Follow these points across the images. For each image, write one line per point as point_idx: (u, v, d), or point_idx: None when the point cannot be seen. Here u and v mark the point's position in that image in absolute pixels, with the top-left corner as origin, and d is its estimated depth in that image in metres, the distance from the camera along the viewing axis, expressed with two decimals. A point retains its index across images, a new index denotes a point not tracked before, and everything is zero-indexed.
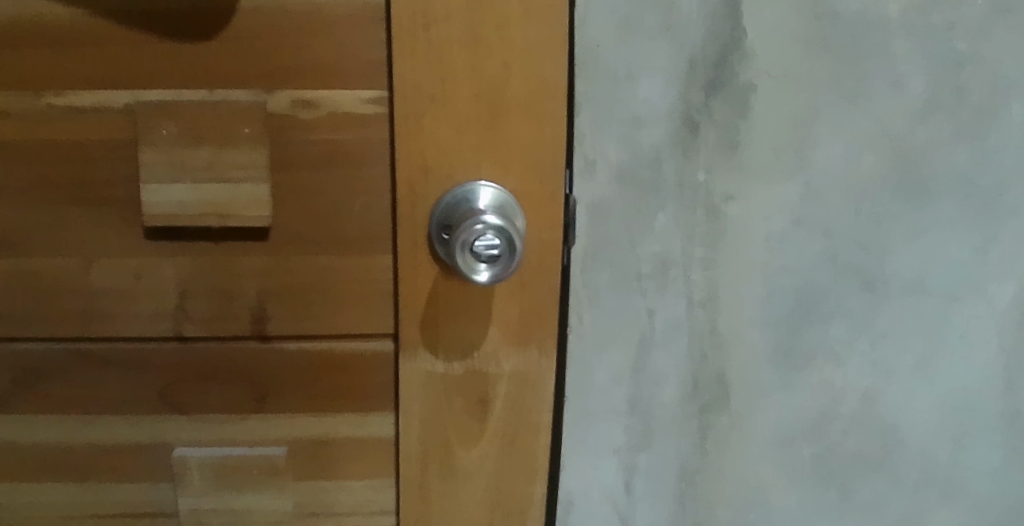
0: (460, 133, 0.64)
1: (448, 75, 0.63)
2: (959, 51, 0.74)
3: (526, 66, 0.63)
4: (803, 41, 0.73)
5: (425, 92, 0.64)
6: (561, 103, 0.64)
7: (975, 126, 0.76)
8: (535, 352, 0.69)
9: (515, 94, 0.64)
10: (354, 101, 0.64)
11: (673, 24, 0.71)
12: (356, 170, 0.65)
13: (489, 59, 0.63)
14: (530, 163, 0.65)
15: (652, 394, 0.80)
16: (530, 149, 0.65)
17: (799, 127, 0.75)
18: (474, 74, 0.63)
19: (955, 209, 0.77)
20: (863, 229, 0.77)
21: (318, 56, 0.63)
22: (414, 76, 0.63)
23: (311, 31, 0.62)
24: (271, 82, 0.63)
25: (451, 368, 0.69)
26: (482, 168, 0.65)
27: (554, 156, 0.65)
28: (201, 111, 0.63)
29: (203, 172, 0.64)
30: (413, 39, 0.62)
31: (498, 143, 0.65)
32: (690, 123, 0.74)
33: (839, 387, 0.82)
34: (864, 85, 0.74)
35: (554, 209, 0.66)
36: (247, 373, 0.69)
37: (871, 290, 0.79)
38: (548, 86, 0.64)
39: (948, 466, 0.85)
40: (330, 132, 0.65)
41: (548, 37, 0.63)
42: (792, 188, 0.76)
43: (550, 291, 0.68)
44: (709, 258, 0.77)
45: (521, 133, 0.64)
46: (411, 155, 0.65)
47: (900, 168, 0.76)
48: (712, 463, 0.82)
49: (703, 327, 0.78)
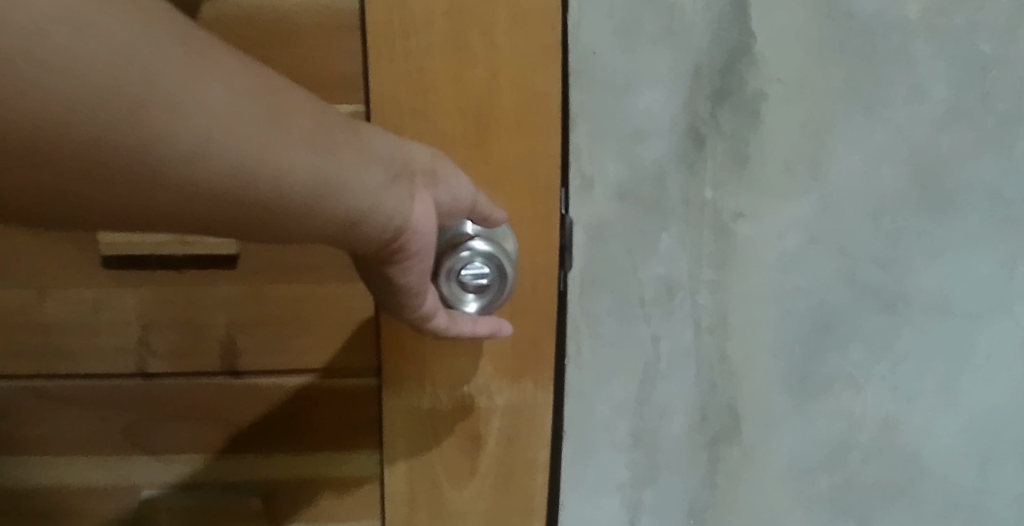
0: (445, 150, 0.59)
1: (431, 86, 0.58)
2: (983, 53, 0.69)
3: (515, 76, 0.58)
4: (816, 44, 0.69)
5: (406, 105, 0.58)
6: (554, 117, 0.59)
7: (1000, 134, 0.70)
8: (531, 384, 0.64)
9: (505, 106, 0.59)
10: None
11: (676, 28, 0.68)
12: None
13: (475, 70, 0.58)
14: (522, 183, 0.60)
15: (659, 427, 0.75)
16: (521, 166, 0.60)
17: (814, 139, 0.70)
18: (459, 85, 0.58)
19: (980, 224, 0.72)
20: (882, 245, 0.72)
21: (289, 69, 0.59)
22: (392, 89, 0.58)
23: (280, 44, 0.59)
24: None
25: (439, 404, 0.64)
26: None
27: (547, 174, 0.60)
28: None
29: None
30: (391, 48, 0.58)
31: (486, 160, 0.59)
32: (695, 136, 0.70)
33: (857, 414, 0.76)
34: (881, 92, 0.69)
35: (549, 234, 0.61)
36: (219, 412, 0.65)
37: (892, 311, 0.73)
38: (539, 98, 0.59)
39: (974, 494, 0.77)
40: None
41: (538, 45, 0.58)
42: (807, 204, 0.71)
43: (544, 322, 0.62)
44: (719, 281, 0.73)
45: (511, 150, 0.59)
46: None
47: (921, 179, 0.71)
48: (723, 497, 0.77)
49: (712, 354, 0.74)
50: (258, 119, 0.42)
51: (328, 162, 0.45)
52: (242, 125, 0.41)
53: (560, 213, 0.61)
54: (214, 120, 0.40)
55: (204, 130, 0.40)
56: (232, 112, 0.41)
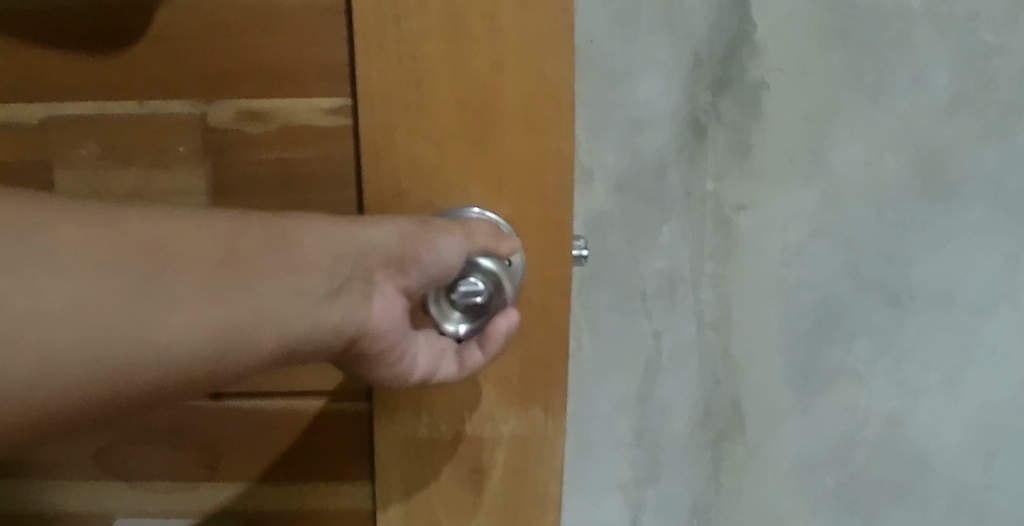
0: (443, 150, 0.55)
1: (426, 82, 0.54)
2: (985, 43, 0.67)
3: (520, 67, 0.53)
4: (817, 32, 0.67)
5: (398, 102, 0.54)
6: (564, 110, 0.54)
7: (1004, 124, 0.68)
8: (541, 414, 0.59)
9: (512, 100, 0.54)
10: (313, 110, 0.56)
11: (675, 15, 0.68)
12: (312, 194, 0.57)
13: (476, 57, 0.53)
14: (530, 184, 0.55)
15: (661, 424, 0.74)
16: (531, 166, 0.55)
17: (817, 129, 0.69)
18: (458, 77, 0.53)
19: (986, 215, 0.70)
20: (888, 238, 0.71)
21: (273, 57, 0.55)
22: (378, 82, 0.54)
23: (248, 29, 0.55)
24: (221, 91, 0.56)
25: (437, 433, 0.60)
26: (472, 189, 0.55)
27: (557, 175, 0.55)
28: (123, 126, 0.57)
29: (131, 197, 0.58)
30: (379, 35, 0.53)
31: (489, 159, 0.55)
32: (696, 126, 0.70)
33: (862, 410, 0.74)
34: (884, 81, 0.68)
35: (559, 241, 0.56)
36: (197, 436, 0.63)
37: (896, 304, 0.72)
38: (547, 92, 0.53)
39: (982, 490, 0.76)
40: (286, 150, 0.57)
41: (546, 30, 0.52)
42: (809, 195, 0.70)
43: (553, 337, 0.57)
44: (720, 274, 0.72)
45: (516, 148, 0.54)
46: (381, 179, 0.55)
47: (924, 170, 0.69)
48: (727, 496, 0.76)
49: (715, 349, 0.73)
50: (127, 294, 0.41)
51: (258, 293, 0.44)
52: (116, 311, 0.40)
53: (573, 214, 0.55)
54: (66, 309, 0.39)
55: (73, 319, 0.39)
56: (100, 290, 0.40)
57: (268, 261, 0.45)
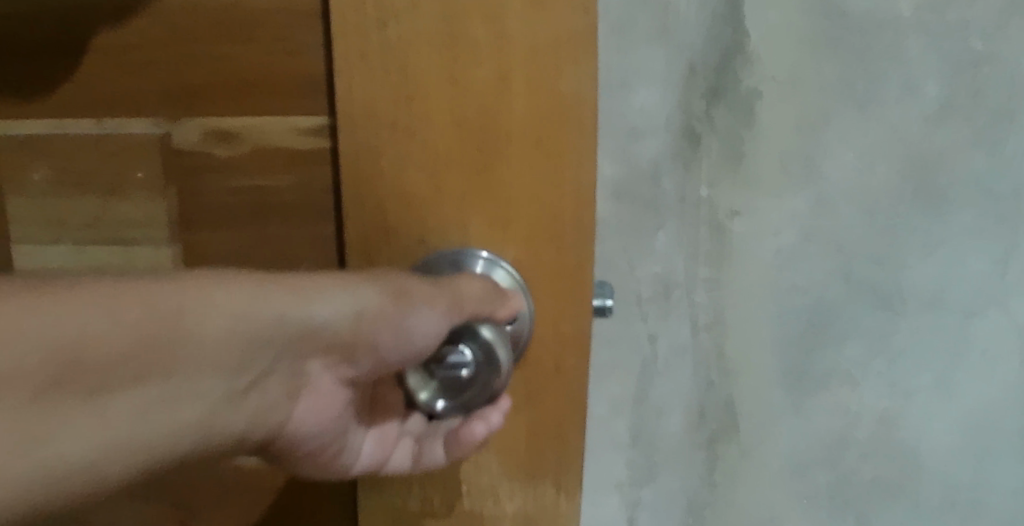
0: (437, 176, 0.56)
1: (421, 101, 0.54)
2: (975, 50, 0.69)
3: (526, 84, 0.54)
4: (810, 41, 0.69)
5: (392, 122, 0.55)
6: (570, 127, 0.54)
7: (993, 130, 0.70)
8: (550, 489, 0.60)
9: (520, 132, 0.54)
10: (286, 131, 0.60)
11: (669, 25, 0.69)
12: (281, 226, 0.61)
13: (478, 71, 0.54)
14: (531, 212, 0.56)
15: (656, 425, 0.76)
16: (532, 193, 0.55)
17: (809, 136, 0.70)
18: (458, 95, 0.54)
19: (974, 219, 0.72)
20: (878, 243, 0.72)
21: (238, 75, 0.59)
22: (372, 98, 0.55)
23: (226, 42, 0.59)
24: (187, 109, 0.60)
25: (432, 507, 0.62)
26: (473, 220, 0.56)
27: (560, 200, 0.55)
28: (89, 146, 0.61)
29: (92, 228, 0.63)
30: (367, 44, 0.54)
31: (490, 187, 0.55)
32: (691, 134, 0.71)
33: (855, 411, 0.76)
34: (875, 89, 0.69)
35: (571, 283, 0.57)
36: (170, 492, 0.66)
37: (888, 307, 0.74)
38: (552, 110, 0.54)
39: (973, 489, 0.78)
40: (253, 174, 0.61)
41: (549, 35, 0.53)
42: (802, 201, 0.72)
43: (552, 382, 0.58)
44: (714, 279, 0.73)
45: (518, 173, 0.55)
46: (372, 208, 0.57)
47: (915, 175, 0.71)
48: (722, 495, 0.78)
49: (709, 351, 0.75)
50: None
51: (128, 407, 0.44)
52: None
53: (575, 231, 0.56)
54: None
55: None
56: None
57: (147, 356, 0.44)
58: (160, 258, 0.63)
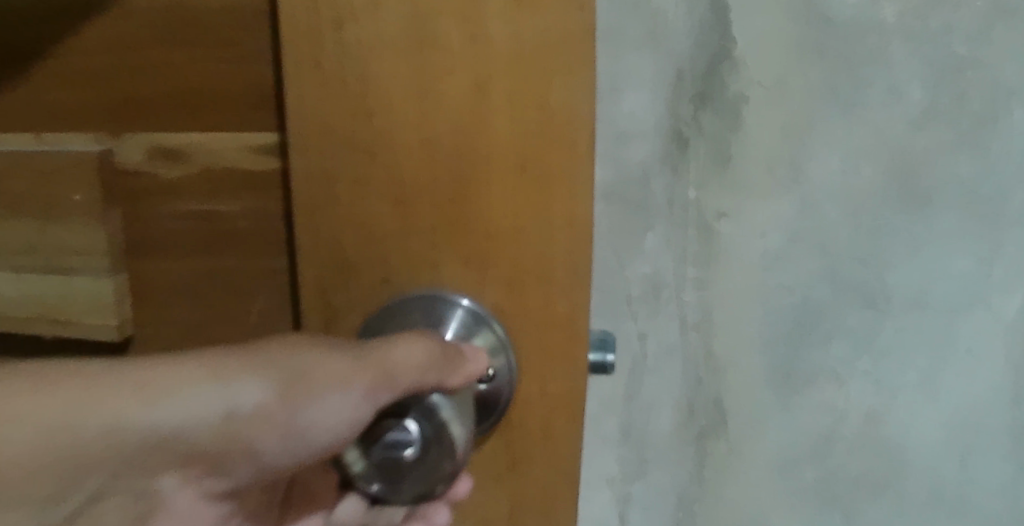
0: (402, 203, 0.51)
1: (384, 119, 0.50)
2: (959, 55, 0.70)
3: (501, 98, 0.49)
4: (795, 46, 0.70)
5: (355, 141, 0.51)
6: (554, 145, 0.49)
7: (975, 134, 0.71)
8: None
9: (499, 160, 0.50)
10: (239, 149, 0.58)
11: (659, 32, 0.71)
12: (233, 249, 0.60)
13: (447, 82, 0.49)
14: (508, 242, 0.51)
15: (646, 422, 0.78)
16: (509, 220, 0.51)
17: (795, 139, 0.72)
18: (424, 112, 0.49)
19: (957, 221, 0.73)
20: (863, 244, 0.74)
21: (191, 87, 0.57)
22: (330, 115, 0.50)
23: (182, 46, 0.57)
24: (141, 124, 0.59)
25: None
26: (446, 252, 0.52)
27: (541, 227, 0.51)
28: (30, 162, 0.58)
29: (25, 251, 0.59)
30: (324, 54, 0.50)
31: (461, 214, 0.51)
32: (679, 137, 0.73)
33: (841, 409, 0.78)
34: (860, 93, 0.71)
35: (555, 319, 0.53)
36: None
37: (873, 306, 0.75)
38: (531, 128, 0.49)
39: (957, 485, 0.79)
40: (207, 195, 0.59)
41: (534, 40, 0.48)
42: (788, 203, 0.73)
43: (538, 424, 0.54)
44: (703, 279, 0.75)
45: (492, 198, 0.50)
46: (333, 236, 0.52)
47: (899, 178, 0.72)
48: (711, 491, 0.80)
49: (698, 349, 0.76)
50: None
51: None
52: None
53: (562, 259, 0.51)
54: None
55: None
56: None
57: None
58: (98, 289, 0.59)
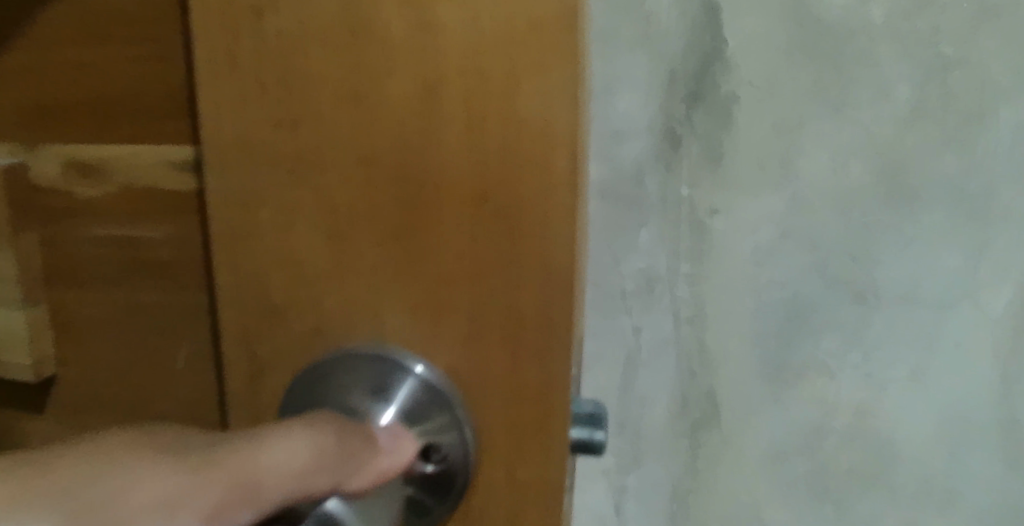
0: (339, 229, 0.48)
1: (318, 136, 0.46)
2: (945, 55, 0.71)
3: (448, 112, 0.45)
4: (784, 47, 0.72)
5: (286, 160, 0.47)
6: (512, 163, 0.45)
7: (963, 132, 0.73)
8: None
9: (440, 208, 0.46)
10: (157, 164, 0.56)
11: (652, 33, 0.73)
12: (153, 273, 0.58)
13: (388, 93, 0.45)
14: (458, 273, 0.47)
15: (641, 414, 0.80)
16: (454, 249, 0.47)
17: (785, 138, 0.74)
18: (362, 127, 0.46)
19: (945, 219, 0.75)
20: (853, 241, 0.76)
21: (98, 92, 0.56)
22: (259, 130, 0.47)
23: (100, 44, 0.55)
24: (55, 137, 0.58)
25: None
26: (385, 302, 0.48)
27: (496, 256, 0.46)
28: None
29: None
30: (254, 61, 0.46)
31: (401, 242, 0.47)
32: (671, 135, 0.75)
33: (831, 402, 0.80)
34: (849, 93, 0.73)
35: (514, 360, 0.48)
36: None
37: (863, 302, 0.77)
38: (483, 144, 0.45)
39: (946, 478, 0.81)
40: (121, 212, 0.58)
41: (497, 38, 0.43)
42: (779, 200, 0.75)
43: (503, 481, 0.50)
44: (696, 274, 0.77)
45: (436, 224, 0.46)
46: (264, 262, 0.49)
47: (888, 177, 0.74)
48: (705, 482, 0.82)
49: (691, 342, 0.79)
50: None
51: None
52: None
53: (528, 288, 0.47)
54: None
55: None
56: None
57: None
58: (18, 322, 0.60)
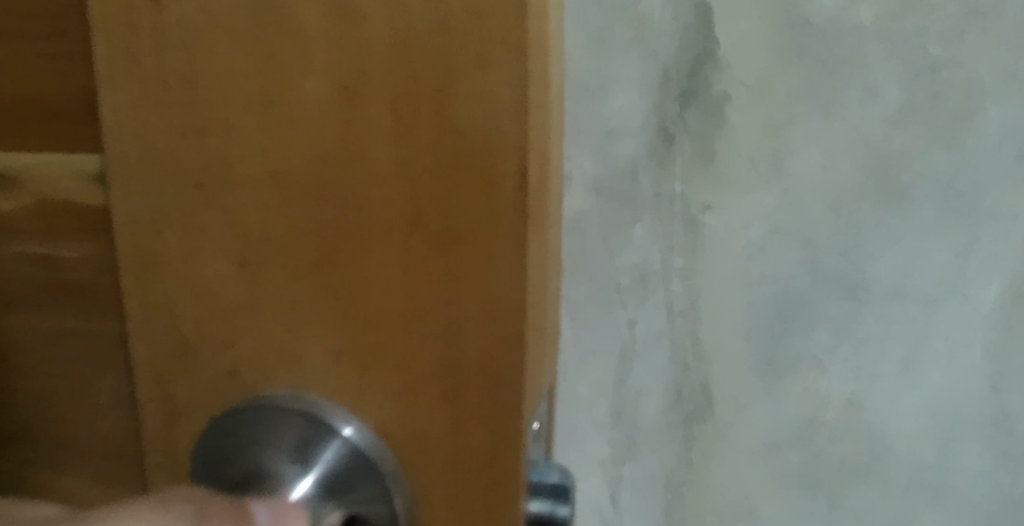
0: (258, 250, 0.51)
1: (233, 163, 0.50)
2: (933, 55, 0.73)
3: (350, 139, 0.48)
4: (774, 47, 0.74)
5: (206, 183, 0.51)
6: (431, 182, 0.48)
7: (951, 129, 0.75)
8: None
9: (355, 232, 0.49)
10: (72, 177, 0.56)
11: (647, 33, 0.75)
12: (77, 286, 0.58)
13: (300, 120, 0.48)
14: (376, 293, 0.50)
15: (637, 405, 0.83)
16: (371, 268, 0.50)
17: (775, 136, 0.76)
18: (274, 154, 0.49)
19: (934, 216, 0.77)
20: (843, 236, 0.77)
21: (23, 101, 0.56)
22: (182, 157, 0.50)
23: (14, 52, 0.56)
24: None
25: None
26: (302, 325, 0.52)
27: (411, 276, 0.49)
28: None
29: None
30: (174, 91, 0.50)
31: (319, 262, 0.50)
32: (665, 133, 0.77)
33: (824, 394, 0.82)
34: (838, 92, 0.74)
35: (432, 371, 0.51)
36: None
37: (853, 297, 0.79)
38: (393, 168, 0.48)
39: (936, 469, 0.83)
40: (47, 224, 0.58)
41: (428, 56, 0.46)
42: (770, 196, 0.77)
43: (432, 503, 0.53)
44: (689, 268, 0.79)
45: (350, 247, 0.50)
46: (191, 279, 0.53)
47: (876, 174, 0.76)
48: (699, 473, 0.84)
49: (684, 335, 0.81)
50: None
51: None
52: None
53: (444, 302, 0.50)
54: None
55: None
56: None
57: None
58: None
